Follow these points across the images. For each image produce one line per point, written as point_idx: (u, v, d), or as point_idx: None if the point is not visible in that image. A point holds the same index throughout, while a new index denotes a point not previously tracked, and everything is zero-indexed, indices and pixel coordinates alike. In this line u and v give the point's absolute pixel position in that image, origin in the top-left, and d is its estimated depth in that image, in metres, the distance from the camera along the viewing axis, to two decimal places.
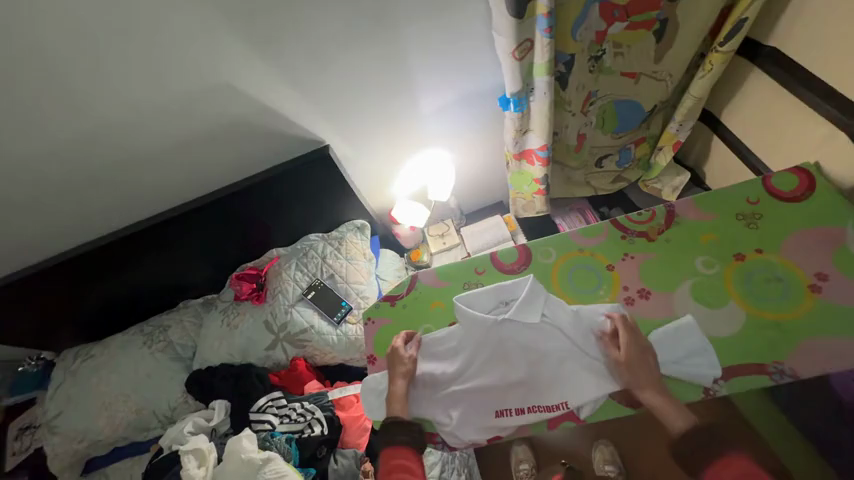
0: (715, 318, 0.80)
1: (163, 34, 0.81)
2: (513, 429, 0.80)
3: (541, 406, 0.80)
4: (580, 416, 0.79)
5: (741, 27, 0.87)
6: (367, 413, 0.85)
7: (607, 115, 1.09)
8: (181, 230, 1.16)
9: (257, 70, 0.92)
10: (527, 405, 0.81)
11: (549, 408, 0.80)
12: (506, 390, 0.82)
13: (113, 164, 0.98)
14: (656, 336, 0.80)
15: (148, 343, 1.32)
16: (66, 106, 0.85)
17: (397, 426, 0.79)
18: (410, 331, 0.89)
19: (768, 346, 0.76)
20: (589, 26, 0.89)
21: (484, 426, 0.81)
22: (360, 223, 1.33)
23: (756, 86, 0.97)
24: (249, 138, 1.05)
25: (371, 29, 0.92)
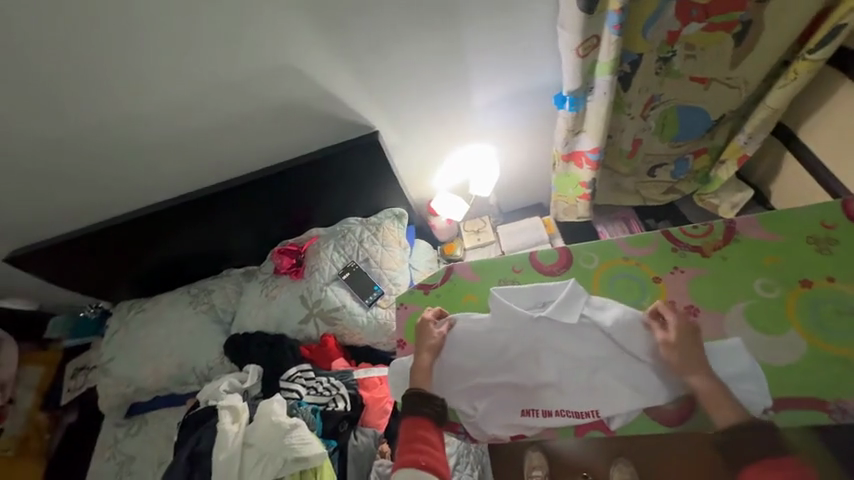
0: (771, 346, 0.75)
1: (240, 15, 0.85)
2: (538, 430, 0.79)
3: (570, 411, 0.79)
4: (610, 427, 0.77)
5: (837, 34, 0.81)
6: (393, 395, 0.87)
7: (668, 121, 1.04)
8: (233, 202, 1.23)
9: (321, 55, 0.95)
10: (556, 408, 0.80)
11: (578, 414, 0.78)
12: (534, 391, 0.81)
13: (180, 135, 1.05)
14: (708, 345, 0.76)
15: (193, 304, 1.41)
16: (147, 78, 0.91)
17: (421, 400, 0.78)
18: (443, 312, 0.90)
19: (829, 381, 0.71)
20: (662, 26, 0.84)
21: (508, 422, 0.80)
22: (398, 211, 1.34)
23: (847, 100, 0.89)
24: (304, 120, 1.09)
25: (433, 18, 0.93)
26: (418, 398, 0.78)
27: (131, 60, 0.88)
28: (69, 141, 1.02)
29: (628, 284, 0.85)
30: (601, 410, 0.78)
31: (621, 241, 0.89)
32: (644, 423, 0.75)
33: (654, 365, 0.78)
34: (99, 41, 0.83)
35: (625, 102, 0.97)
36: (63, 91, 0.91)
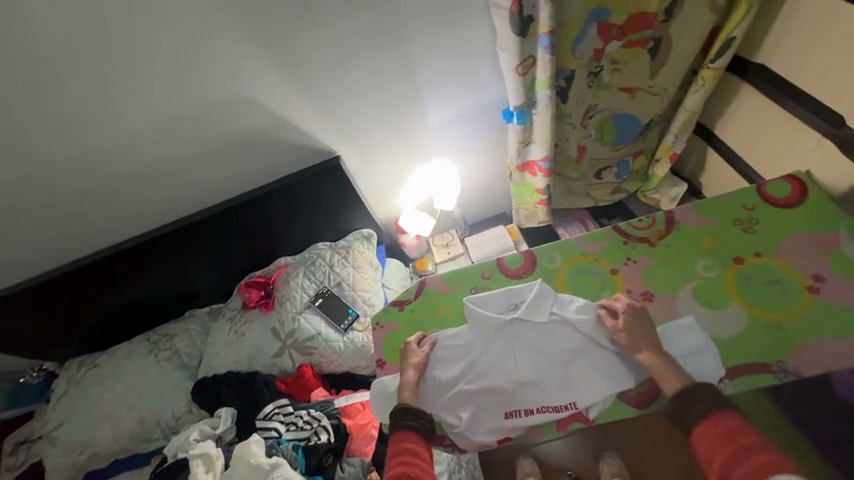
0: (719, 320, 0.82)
1: (192, 51, 0.87)
2: (523, 430, 0.81)
3: (550, 407, 0.81)
4: (590, 418, 0.80)
5: (729, 45, 0.94)
6: (377, 416, 0.86)
7: (606, 127, 1.15)
8: (194, 238, 1.19)
9: (277, 85, 0.97)
10: (537, 405, 0.82)
11: (560, 409, 0.81)
12: (515, 392, 0.83)
13: (134, 172, 1.03)
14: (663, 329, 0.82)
15: (154, 352, 1.32)
16: (97, 116, 0.90)
17: (409, 415, 0.77)
18: (423, 332, 0.90)
19: (769, 346, 0.78)
20: (588, 44, 0.95)
21: (494, 428, 0.81)
22: (367, 232, 1.35)
23: (747, 100, 1.02)
24: (264, 149, 1.10)
25: (382, 43, 0.98)
26: (406, 413, 0.77)
27: (80, 99, 0.87)
28: (11, 186, 0.97)
29: (586, 276, 0.91)
30: (580, 402, 0.81)
31: (579, 240, 0.95)
32: (619, 406, 0.79)
33: (622, 351, 0.82)
34: (45, 82, 0.83)
35: (566, 112, 1.07)
36: (5, 133, 0.88)
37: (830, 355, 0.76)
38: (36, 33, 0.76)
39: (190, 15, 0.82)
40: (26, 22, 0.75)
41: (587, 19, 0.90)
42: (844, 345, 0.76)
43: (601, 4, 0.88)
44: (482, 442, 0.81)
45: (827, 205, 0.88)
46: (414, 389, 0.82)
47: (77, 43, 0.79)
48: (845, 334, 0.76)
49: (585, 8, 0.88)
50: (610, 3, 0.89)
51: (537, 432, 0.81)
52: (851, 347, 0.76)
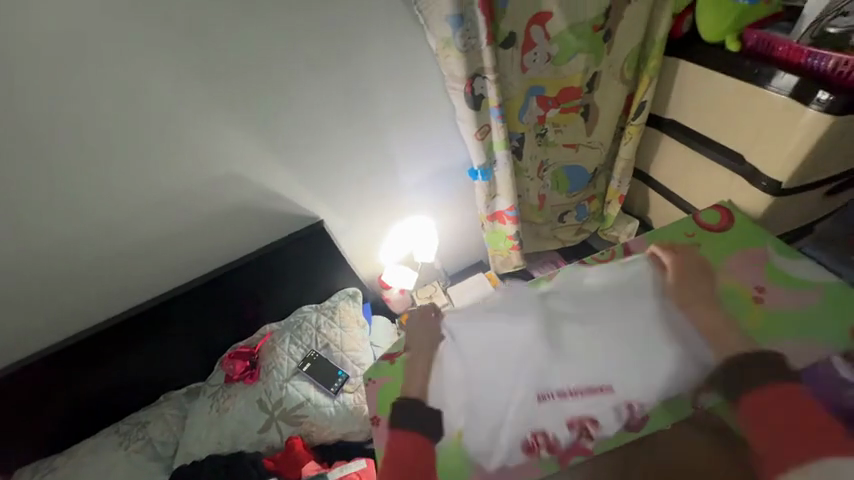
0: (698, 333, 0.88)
1: (185, 136, 0.97)
2: (561, 416, 0.83)
3: (585, 388, 0.85)
4: (627, 406, 0.83)
5: (644, 106, 1.15)
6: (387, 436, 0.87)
7: (559, 178, 1.31)
8: (179, 311, 1.20)
9: (263, 161, 1.08)
10: (573, 417, 0.83)
11: (595, 392, 0.85)
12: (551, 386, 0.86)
13: (125, 249, 1.07)
14: (736, 300, 0.91)
15: (124, 444, 1.21)
16: (97, 200, 0.97)
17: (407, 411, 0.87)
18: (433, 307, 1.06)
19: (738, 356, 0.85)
20: (531, 112, 1.13)
21: (534, 417, 0.84)
22: (352, 290, 1.38)
23: (669, 147, 1.21)
24: (252, 219, 1.18)
25: (354, 119, 1.13)
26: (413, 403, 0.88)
27: (82, 187, 0.95)
28: None
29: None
30: (615, 386, 0.85)
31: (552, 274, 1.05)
32: (654, 390, 0.83)
33: (643, 359, 0.87)
34: (54, 173, 0.91)
35: (523, 167, 1.22)
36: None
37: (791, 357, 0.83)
38: (49, 133, 0.86)
39: (190, 110, 0.95)
40: (41, 127, 0.85)
41: (527, 94, 1.09)
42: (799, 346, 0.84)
43: (536, 82, 1.08)
44: (516, 430, 0.83)
45: (753, 226, 1.02)
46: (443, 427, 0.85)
47: (86, 138, 0.89)
48: (800, 337, 0.85)
49: (524, 86, 1.07)
50: (544, 82, 1.08)
51: (576, 417, 0.83)
52: (802, 347, 0.83)
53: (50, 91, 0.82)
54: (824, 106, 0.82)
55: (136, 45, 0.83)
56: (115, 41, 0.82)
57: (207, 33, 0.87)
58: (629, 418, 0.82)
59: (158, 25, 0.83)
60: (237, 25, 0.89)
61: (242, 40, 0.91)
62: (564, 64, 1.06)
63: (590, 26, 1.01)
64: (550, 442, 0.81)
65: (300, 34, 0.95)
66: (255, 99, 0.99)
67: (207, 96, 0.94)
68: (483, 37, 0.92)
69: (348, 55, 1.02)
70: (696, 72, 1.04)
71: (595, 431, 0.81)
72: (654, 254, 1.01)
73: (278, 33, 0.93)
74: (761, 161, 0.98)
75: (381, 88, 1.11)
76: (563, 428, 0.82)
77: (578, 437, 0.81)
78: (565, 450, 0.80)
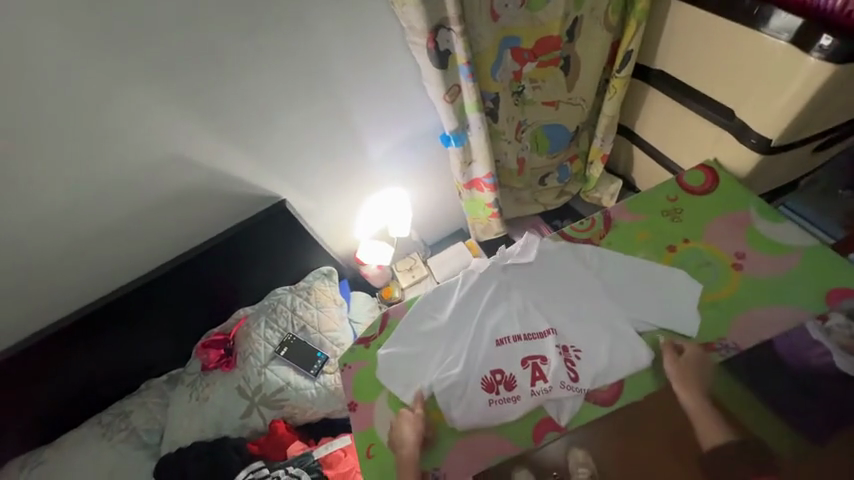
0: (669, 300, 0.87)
1: (109, 111, 0.82)
2: (512, 358, 0.86)
3: (532, 335, 0.88)
4: (568, 348, 0.86)
5: (630, 56, 1.04)
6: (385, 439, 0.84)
7: (539, 139, 1.22)
8: (141, 304, 1.12)
9: (206, 138, 0.95)
10: (535, 384, 0.83)
11: (539, 337, 0.87)
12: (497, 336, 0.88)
13: (64, 245, 0.96)
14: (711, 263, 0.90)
15: (107, 435, 1.19)
16: (13, 194, 0.84)
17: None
18: None
19: (712, 326, 0.84)
20: (506, 68, 1.01)
21: (490, 362, 0.86)
22: (326, 269, 1.33)
23: (654, 101, 1.12)
24: (205, 204, 1.07)
25: (308, 84, 0.98)
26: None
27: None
28: None
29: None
30: (556, 330, 0.88)
31: (537, 239, 0.97)
32: (596, 334, 0.86)
33: (616, 332, 0.86)
34: None
35: (499, 130, 1.12)
36: None
37: (766, 325, 0.83)
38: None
39: (105, 85, 0.79)
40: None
41: (500, 47, 0.97)
42: (773, 314, 0.83)
43: (510, 32, 0.95)
44: (474, 374, 0.84)
45: (737, 186, 0.97)
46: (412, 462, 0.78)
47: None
48: (775, 304, 0.84)
49: (497, 38, 0.95)
50: (519, 31, 0.95)
51: (526, 358, 0.86)
52: (776, 316, 0.83)
53: None
54: (826, 52, 0.74)
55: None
56: None
57: None
58: (572, 360, 0.85)
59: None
60: None
61: None
62: (541, 9, 0.93)
63: None
64: (507, 378, 0.84)
65: None
66: (185, 69, 0.83)
67: (123, 66, 0.79)
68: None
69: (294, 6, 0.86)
70: (687, 15, 0.92)
71: (545, 366, 0.84)
72: (607, 214, 1.00)
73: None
74: (750, 116, 0.91)
75: (335, 45, 0.95)
76: (517, 371, 0.85)
77: (531, 384, 0.83)
78: (523, 389, 0.83)
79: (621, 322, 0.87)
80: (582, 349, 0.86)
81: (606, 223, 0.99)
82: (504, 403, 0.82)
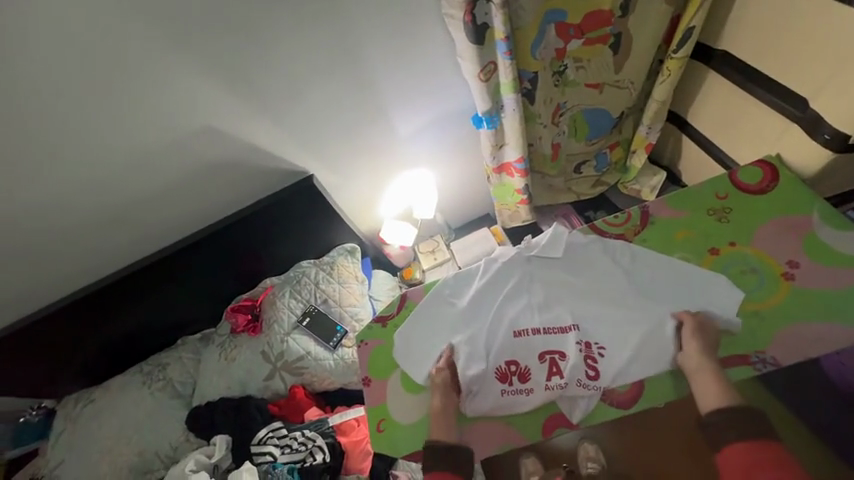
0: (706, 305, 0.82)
1: (148, 81, 0.84)
2: (529, 351, 0.84)
3: (553, 329, 0.85)
4: (592, 345, 0.84)
5: (690, 35, 0.93)
6: (398, 413, 0.86)
7: (578, 123, 1.14)
8: (177, 268, 1.18)
9: (240, 111, 0.96)
10: (549, 381, 0.81)
11: (560, 333, 0.85)
12: (514, 328, 0.86)
13: (108, 210, 1.01)
14: (757, 267, 0.83)
15: (147, 383, 1.30)
16: (62, 157, 0.88)
17: (434, 455, 0.76)
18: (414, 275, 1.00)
19: (750, 337, 0.78)
20: (548, 45, 0.94)
21: (506, 352, 0.85)
22: (350, 246, 1.35)
23: (714, 86, 1.01)
24: (235, 175, 1.09)
25: (339, 58, 0.96)
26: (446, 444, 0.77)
27: (42, 142, 0.84)
28: None
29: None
30: (579, 327, 0.85)
31: (566, 231, 0.92)
32: (622, 335, 0.83)
33: (644, 333, 0.82)
34: (9, 127, 0.80)
35: (534, 113, 1.06)
36: None
37: (813, 342, 0.76)
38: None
39: (145, 54, 0.80)
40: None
41: (544, 22, 0.90)
42: (826, 331, 0.76)
43: (556, 5, 0.88)
44: (487, 363, 0.84)
45: (800, 188, 0.87)
46: (450, 422, 0.81)
47: (30, 84, 0.76)
48: (829, 320, 0.76)
49: (540, 11, 0.88)
50: (565, 4, 0.88)
51: (544, 352, 0.84)
52: (828, 332, 0.76)
53: None
54: None
55: None
56: None
57: None
58: (594, 358, 0.82)
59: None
60: None
61: None
62: None
63: None
64: (522, 370, 0.83)
65: None
66: (220, 39, 0.83)
67: (162, 36, 0.80)
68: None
69: None
70: None
71: (563, 363, 0.82)
72: (645, 209, 0.93)
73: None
74: (825, 107, 0.80)
75: (367, 17, 0.92)
76: (533, 364, 0.83)
77: (547, 379, 0.82)
78: (537, 382, 0.82)
79: (645, 326, 0.82)
80: (606, 347, 0.83)
81: (644, 218, 0.92)
82: (517, 393, 0.82)
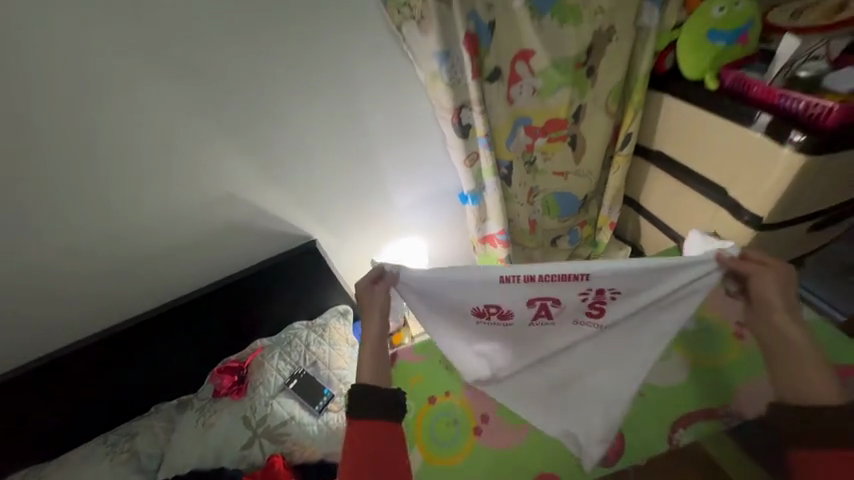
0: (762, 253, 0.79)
1: (188, 156, 1.02)
2: (521, 296, 0.85)
3: (557, 277, 0.81)
4: (606, 290, 0.84)
5: (630, 138, 1.18)
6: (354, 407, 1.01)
7: (551, 204, 1.33)
8: (172, 325, 1.21)
9: (259, 182, 1.13)
10: (535, 314, 0.89)
11: (570, 281, 0.82)
12: (508, 299, 0.86)
13: (124, 264, 1.11)
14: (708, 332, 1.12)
15: (110, 454, 1.17)
16: (99, 215, 1.01)
17: (366, 398, 0.75)
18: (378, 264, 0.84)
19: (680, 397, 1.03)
20: (519, 142, 1.17)
21: (490, 298, 0.86)
22: (343, 308, 1.41)
23: (656, 178, 1.23)
24: (243, 237, 1.21)
25: (348, 144, 1.17)
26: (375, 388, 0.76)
27: (83, 196, 0.98)
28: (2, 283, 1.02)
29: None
30: (592, 273, 0.81)
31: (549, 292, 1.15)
32: (636, 280, 0.83)
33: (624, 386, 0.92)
34: (63, 188, 0.95)
35: (512, 193, 1.25)
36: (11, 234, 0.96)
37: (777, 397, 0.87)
38: (57, 146, 0.90)
39: (192, 133, 0.99)
40: (47, 140, 0.88)
41: (514, 124, 1.13)
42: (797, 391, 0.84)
43: (523, 114, 1.12)
44: (468, 308, 0.89)
45: None
46: (384, 373, 0.81)
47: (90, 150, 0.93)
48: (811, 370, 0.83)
49: (510, 117, 1.12)
50: (529, 112, 1.12)
51: (536, 298, 0.86)
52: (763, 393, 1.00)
53: (65, 113, 0.87)
54: (797, 145, 0.84)
55: (144, 75, 0.89)
56: (127, 72, 0.87)
57: (210, 67, 0.93)
58: (603, 300, 0.86)
59: (167, 49, 0.88)
60: (241, 60, 0.94)
61: (240, 74, 0.96)
62: (549, 97, 1.09)
63: (572, 62, 1.04)
64: (502, 310, 0.88)
65: (297, 71, 1.00)
66: (253, 127, 1.04)
67: (208, 118, 0.99)
68: (468, 72, 0.98)
69: (343, 88, 1.07)
70: (677, 109, 1.08)
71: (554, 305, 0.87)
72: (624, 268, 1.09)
73: (279, 62, 0.97)
74: (742, 195, 0.99)
75: (373, 116, 1.15)
76: (517, 305, 0.87)
77: (533, 316, 0.90)
78: (518, 316, 0.89)
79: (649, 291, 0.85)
80: (619, 289, 0.84)
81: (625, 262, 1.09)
82: (494, 323, 0.91)
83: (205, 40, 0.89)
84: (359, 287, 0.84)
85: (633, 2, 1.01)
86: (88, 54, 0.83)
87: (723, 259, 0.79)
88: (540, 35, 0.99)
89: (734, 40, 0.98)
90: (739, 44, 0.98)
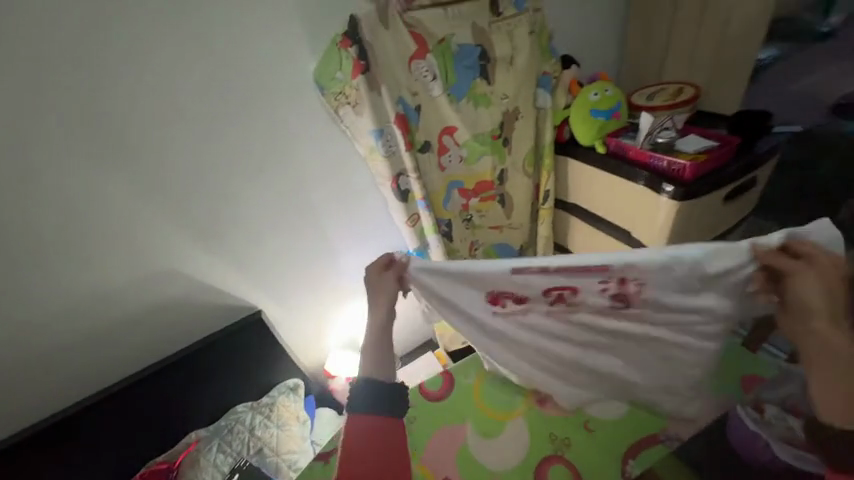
0: (810, 247, 0.73)
1: (120, 233, 0.99)
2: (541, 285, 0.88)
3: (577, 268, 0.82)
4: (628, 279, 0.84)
5: (548, 195, 1.36)
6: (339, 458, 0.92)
7: (491, 255, 1.44)
8: (89, 425, 1.07)
9: (201, 254, 1.11)
10: (554, 300, 0.91)
11: (593, 271, 0.82)
12: (530, 284, 0.88)
13: (38, 356, 1.01)
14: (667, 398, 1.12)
15: None
16: (12, 303, 0.94)
17: (369, 388, 0.78)
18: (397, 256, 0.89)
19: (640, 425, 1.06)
20: (455, 201, 1.29)
21: (506, 287, 0.89)
22: (293, 383, 1.31)
23: (575, 226, 1.42)
24: (182, 316, 1.15)
25: (293, 212, 1.20)
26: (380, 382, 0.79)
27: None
28: None
29: (497, 423, 1.10)
30: (613, 266, 0.81)
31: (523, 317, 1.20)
32: (668, 269, 0.81)
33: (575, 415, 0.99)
34: None
35: (454, 248, 1.34)
36: None
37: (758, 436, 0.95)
38: None
39: (124, 208, 0.98)
40: None
41: (448, 187, 1.26)
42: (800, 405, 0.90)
43: (454, 178, 1.26)
44: (484, 292, 0.91)
45: None
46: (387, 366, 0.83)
47: (13, 236, 0.89)
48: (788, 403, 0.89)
49: (443, 182, 1.25)
50: (459, 177, 1.26)
51: (554, 286, 0.88)
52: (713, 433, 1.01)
53: None
54: (670, 193, 1.04)
55: (75, 156, 0.90)
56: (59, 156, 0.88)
57: (147, 144, 0.95)
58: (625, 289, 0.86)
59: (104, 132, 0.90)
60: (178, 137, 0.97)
61: (177, 148, 0.98)
62: (474, 163, 1.25)
63: (489, 135, 1.23)
64: (518, 296, 0.91)
65: (239, 145, 1.05)
66: (192, 199, 1.04)
67: (145, 193, 0.99)
68: (402, 145, 1.11)
69: (285, 161, 1.13)
70: (580, 169, 1.29)
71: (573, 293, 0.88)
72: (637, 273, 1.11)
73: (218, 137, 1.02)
74: (641, 233, 1.17)
75: (316, 186, 1.20)
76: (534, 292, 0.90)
77: (550, 305, 0.92)
78: (533, 302, 0.92)
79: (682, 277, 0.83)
80: (645, 279, 0.83)
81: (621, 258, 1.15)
82: (512, 310, 0.94)
83: (143, 120, 0.93)
84: (373, 265, 0.87)
85: (530, 89, 1.23)
86: (18, 143, 0.84)
87: (757, 251, 0.77)
88: (459, 115, 1.17)
89: (611, 117, 1.21)
90: (614, 119, 1.22)
